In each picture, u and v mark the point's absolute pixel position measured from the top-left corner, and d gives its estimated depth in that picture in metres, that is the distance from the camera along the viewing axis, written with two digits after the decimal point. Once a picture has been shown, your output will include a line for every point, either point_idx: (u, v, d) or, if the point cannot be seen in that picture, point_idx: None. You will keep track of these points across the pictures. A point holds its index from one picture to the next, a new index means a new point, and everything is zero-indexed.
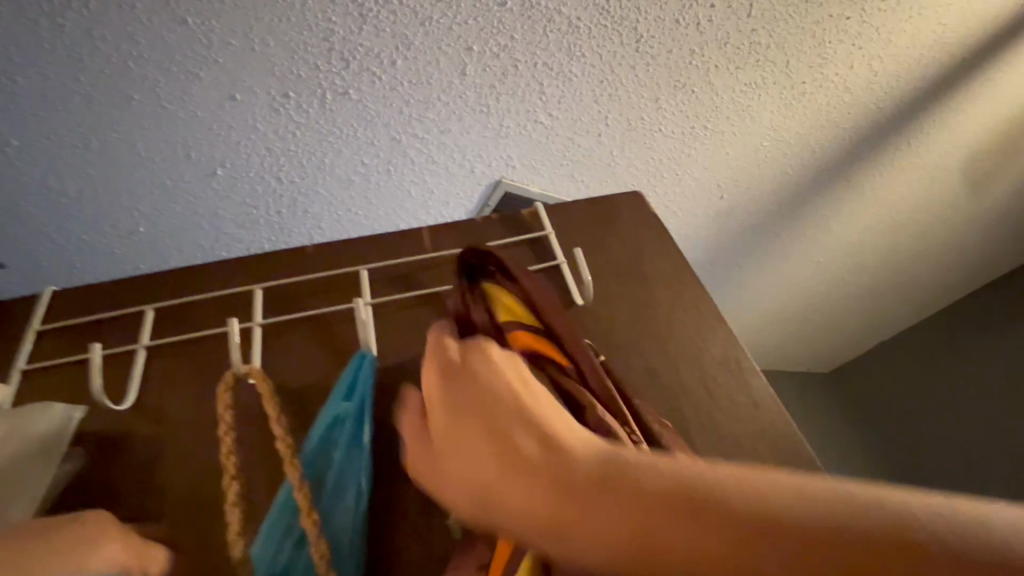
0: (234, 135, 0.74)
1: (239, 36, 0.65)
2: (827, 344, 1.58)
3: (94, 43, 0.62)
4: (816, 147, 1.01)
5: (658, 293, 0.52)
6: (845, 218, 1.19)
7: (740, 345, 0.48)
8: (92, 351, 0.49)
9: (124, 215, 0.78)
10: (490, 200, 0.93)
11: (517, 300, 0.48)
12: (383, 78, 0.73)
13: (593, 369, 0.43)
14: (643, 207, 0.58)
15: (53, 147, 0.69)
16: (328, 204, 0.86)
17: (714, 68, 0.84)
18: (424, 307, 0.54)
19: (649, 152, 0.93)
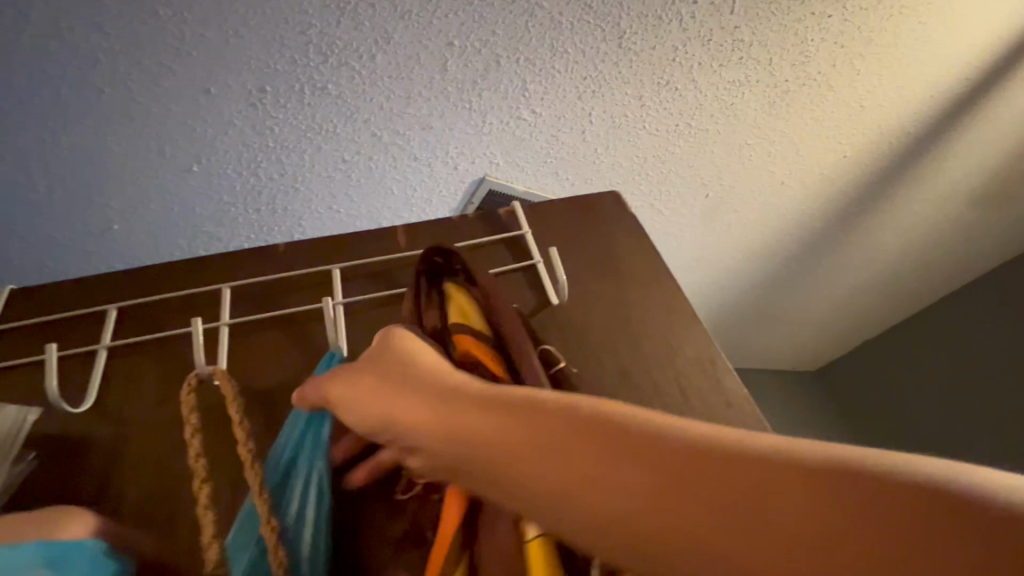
0: (210, 130, 0.72)
1: (213, 29, 0.64)
2: (812, 341, 1.59)
3: (61, 34, 0.60)
4: (801, 145, 1.02)
5: (634, 293, 0.52)
6: (830, 216, 1.20)
7: (714, 344, 0.48)
8: (47, 352, 0.48)
9: (96, 212, 0.77)
10: (473, 198, 0.93)
11: (473, 303, 0.47)
12: (363, 72, 0.72)
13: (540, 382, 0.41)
14: (621, 207, 0.58)
15: (20, 141, 0.67)
16: (307, 201, 0.85)
17: (697, 66, 0.84)
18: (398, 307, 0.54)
19: (633, 150, 0.93)
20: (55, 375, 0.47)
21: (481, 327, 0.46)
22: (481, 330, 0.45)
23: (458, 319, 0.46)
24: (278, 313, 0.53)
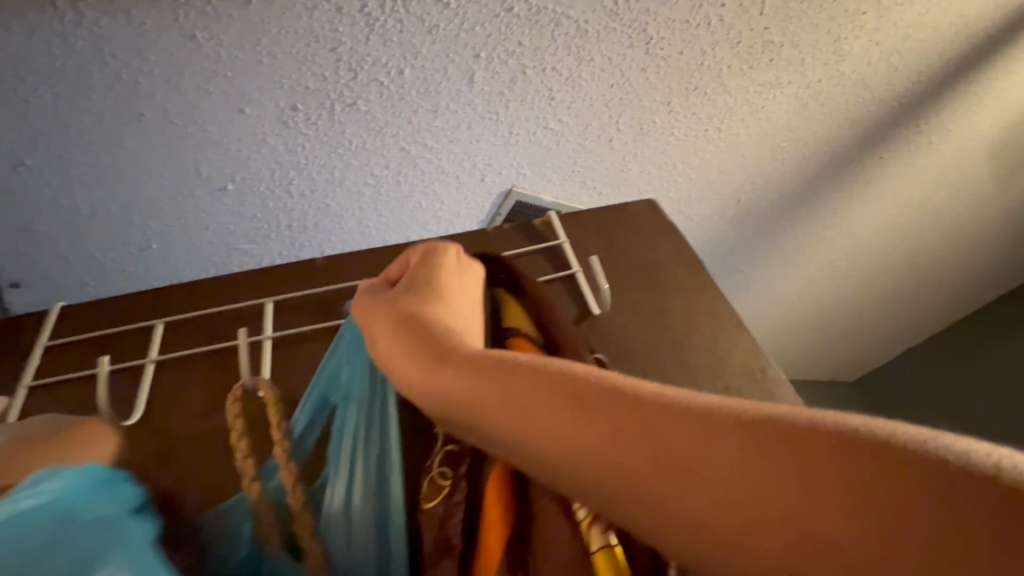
0: (243, 149, 0.74)
1: (247, 49, 0.65)
2: (852, 349, 1.53)
3: (104, 60, 0.62)
4: (835, 146, 0.99)
5: (676, 302, 0.50)
6: (866, 220, 1.16)
7: (763, 353, 0.47)
8: (100, 365, 0.49)
9: (136, 232, 0.79)
10: (500, 210, 0.92)
11: (523, 309, 0.46)
12: (392, 87, 0.73)
13: None
14: (659, 214, 0.57)
15: (64, 164, 0.69)
16: (337, 216, 0.86)
17: (726, 69, 0.82)
18: None
19: (662, 156, 0.92)
20: (106, 389, 0.48)
21: (531, 332, 0.44)
22: (531, 334, 0.44)
23: (508, 321, 0.45)
24: (319, 325, 0.53)
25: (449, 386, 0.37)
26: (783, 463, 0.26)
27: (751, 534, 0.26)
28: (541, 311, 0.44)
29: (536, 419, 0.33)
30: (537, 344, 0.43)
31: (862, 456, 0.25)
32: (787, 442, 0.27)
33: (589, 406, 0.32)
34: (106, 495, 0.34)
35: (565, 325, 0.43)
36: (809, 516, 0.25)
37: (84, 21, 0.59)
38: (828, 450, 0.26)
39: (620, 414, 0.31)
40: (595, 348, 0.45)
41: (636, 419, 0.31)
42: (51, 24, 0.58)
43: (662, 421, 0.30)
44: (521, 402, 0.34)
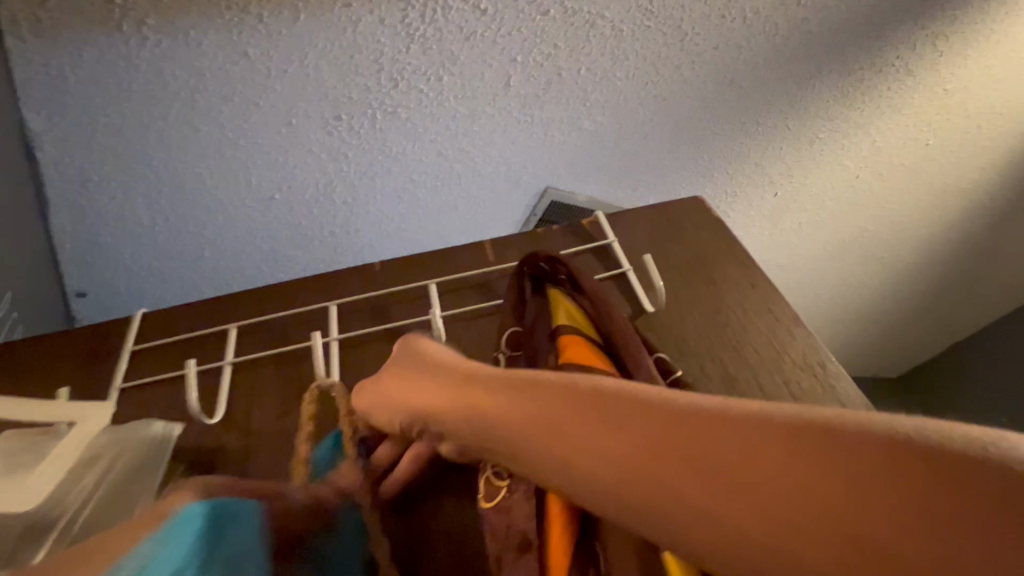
0: (291, 159, 0.77)
1: (295, 63, 0.68)
2: (895, 344, 1.49)
3: (165, 79, 0.66)
4: (876, 135, 0.96)
5: (729, 297, 0.50)
6: (908, 211, 1.12)
7: (822, 347, 0.46)
8: (188, 366, 0.51)
9: (191, 242, 0.82)
10: (536, 211, 0.93)
11: (578, 309, 0.46)
12: (430, 94, 0.74)
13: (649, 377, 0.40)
14: (708, 212, 0.57)
15: (127, 179, 0.73)
16: (379, 221, 0.88)
17: (763, 61, 0.81)
18: (495, 316, 0.54)
19: (697, 152, 0.91)
20: (194, 393, 0.50)
21: (588, 330, 0.45)
22: (589, 333, 0.44)
23: (564, 320, 0.44)
24: (381, 327, 0.55)
25: (471, 401, 0.39)
26: (818, 464, 0.25)
27: (800, 542, 0.24)
28: (600, 313, 0.45)
29: (555, 422, 0.34)
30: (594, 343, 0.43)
31: (907, 452, 0.23)
32: (815, 442, 0.26)
33: (608, 415, 0.32)
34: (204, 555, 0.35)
35: (624, 326, 0.43)
36: (852, 520, 0.24)
37: (148, 44, 0.63)
38: (860, 445, 0.25)
39: (641, 420, 0.31)
40: (657, 346, 0.45)
41: (658, 426, 0.30)
42: (118, 47, 0.62)
43: (684, 418, 0.29)
44: (543, 406, 0.35)
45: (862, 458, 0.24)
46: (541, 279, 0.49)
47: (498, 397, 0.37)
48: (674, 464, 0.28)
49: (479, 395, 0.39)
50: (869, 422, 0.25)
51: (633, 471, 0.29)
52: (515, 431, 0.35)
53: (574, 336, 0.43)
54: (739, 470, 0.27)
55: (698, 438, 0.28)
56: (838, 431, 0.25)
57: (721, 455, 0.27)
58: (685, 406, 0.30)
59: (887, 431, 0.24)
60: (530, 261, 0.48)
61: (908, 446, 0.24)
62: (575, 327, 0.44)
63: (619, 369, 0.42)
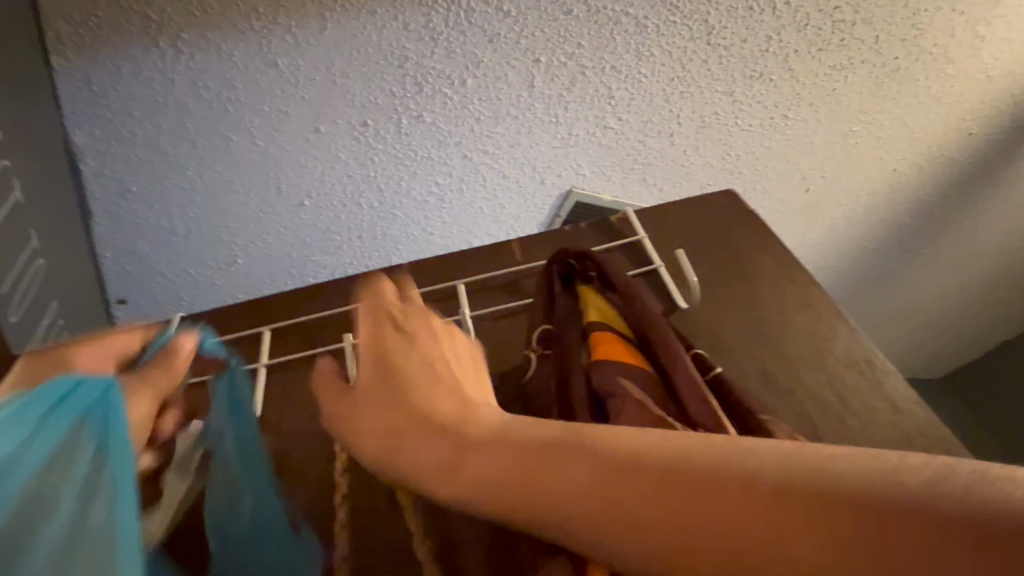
0: (319, 166, 0.78)
1: (322, 71, 0.70)
2: (942, 346, 1.41)
3: (199, 91, 0.68)
4: (914, 126, 0.93)
5: (767, 293, 0.49)
6: (952, 204, 1.07)
7: (868, 342, 0.45)
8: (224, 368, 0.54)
9: (225, 248, 0.84)
10: (560, 212, 0.92)
11: (611, 306, 0.45)
12: (455, 98, 0.75)
13: (689, 374, 0.39)
14: (742, 206, 0.55)
15: (164, 190, 0.76)
16: (405, 225, 0.88)
17: (793, 53, 0.80)
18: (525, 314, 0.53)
19: (726, 148, 0.89)
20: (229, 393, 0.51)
21: (622, 328, 0.44)
22: (623, 331, 0.44)
23: (598, 318, 0.44)
24: None
25: (482, 463, 0.37)
26: (839, 537, 0.28)
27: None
28: (634, 309, 0.44)
29: (582, 487, 0.34)
30: (629, 341, 0.43)
31: (911, 522, 0.27)
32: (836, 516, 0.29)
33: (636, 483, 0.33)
34: (50, 429, 0.35)
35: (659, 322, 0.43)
36: (811, 562, 0.28)
37: (184, 57, 0.65)
38: (876, 519, 0.28)
39: (671, 488, 0.32)
40: (694, 343, 0.44)
41: (660, 480, 0.32)
42: (155, 61, 0.65)
43: (713, 487, 0.31)
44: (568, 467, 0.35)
45: (879, 529, 0.28)
46: (570, 276, 0.48)
47: (514, 456, 0.36)
48: (705, 537, 0.30)
49: (488, 455, 0.37)
50: (874, 489, 0.29)
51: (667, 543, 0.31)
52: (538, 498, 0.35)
53: (609, 335, 0.42)
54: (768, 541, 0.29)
55: (727, 509, 0.30)
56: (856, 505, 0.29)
57: (753, 527, 0.30)
58: (711, 475, 0.31)
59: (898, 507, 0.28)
60: (560, 259, 0.48)
61: (904, 517, 0.27)
62: (609, 325, 0.44)
63: (655, 369, 0.42)
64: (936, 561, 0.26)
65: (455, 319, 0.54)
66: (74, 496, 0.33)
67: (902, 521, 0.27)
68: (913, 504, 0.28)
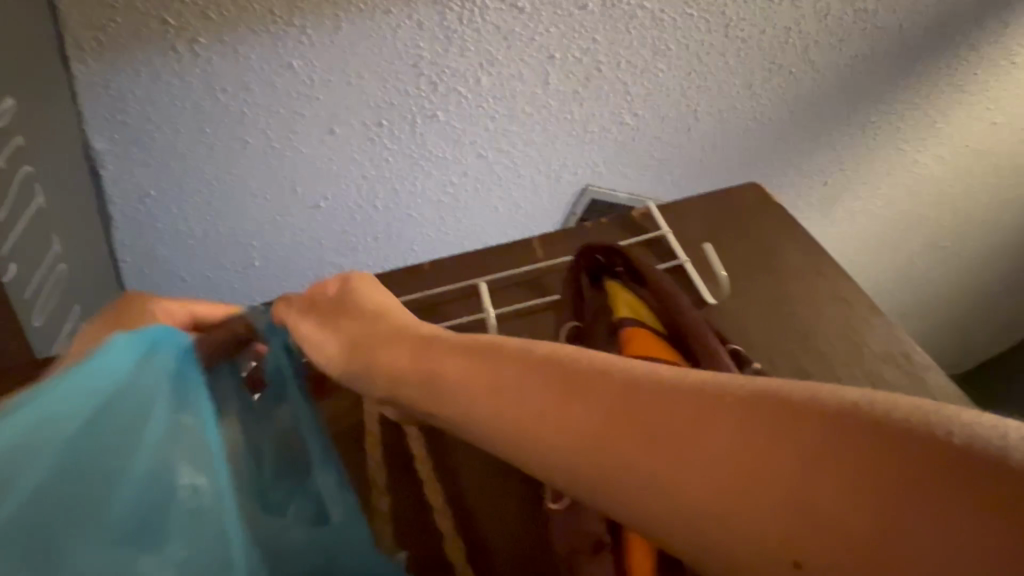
0: (334, 167, 0.78)
1: (338, 72, 0.70)
2: (968, 347, 1.37)
3: (216, 94, 0.68)
4: (937, 115, 0.90)
5: (798, 288, 0.48)
6: (978, 196, 1.04)
7: (906, 336, 0.44)
8: None
9: (241, 252, 0.85)
10: (576, 209, 0.91)
11: (641, 301, 0.44)
12: (469, 96, 0.75)
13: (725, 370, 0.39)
14: (767, 199, 0.54)
15: (182, 193, 0.76)
16: (420, 226, 0.88)
17: (811, 44, 0.78)
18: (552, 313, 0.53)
19: (744, 142, 0.87)
20: None
21: (654, 323, 0.43)
22: (655, 327, 0.43)
23: (628, 314, 0.43)
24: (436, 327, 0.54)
25: (442, 377, 0.35)
26: (825, 467, 0.23)
27: (734, 534, 0.24)
28: (665, 304, 0.43)
29: (537, 401, 0.30)
30: (662, 336, 0.42)
31: (931, 460, 0.21)
32: (830, 443, 0.23)
33: (594, 396, 0.29)
34: (148, 364, 0.39)
35: (692, 316, 0.42)
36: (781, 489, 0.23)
37: (201, 60, 0.65)
38: (883, 456, 0.22)
39: (634, 401, 0.28)
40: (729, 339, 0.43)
41: (619, 402, 0.28)
42: (173, 65, 0.65)
43: (683, 402, 0.26)
44: (526, 379, 0.32)
45: (884, 463, 0.22)
46: (597, 271, 0.47)
47: (474, 373, 0.34)
48: (657, 453, 0.26)
49: (449, 371, 0.35)
50: (896, 419, 0.22)
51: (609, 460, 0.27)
52: (490, 410, 0.32)
53: (641, 331, 0.42)
54: (729, 460, 0.24)
55: (690, 425, 0.26)
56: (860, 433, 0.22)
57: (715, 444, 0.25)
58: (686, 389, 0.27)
59: (924, 442, 0.21)
60: (587, 253, 0.47)
61: (923, 451, 0.21)
62: (640, 321, 0.43)
63: (689, 361, 0.41)
64: (952, 510, 0.20)
65: (478, 318, 0.53)
66: (161, 423, 0.38)
67: (910, 457, 0.21)
68: (946, 440, 0.21)
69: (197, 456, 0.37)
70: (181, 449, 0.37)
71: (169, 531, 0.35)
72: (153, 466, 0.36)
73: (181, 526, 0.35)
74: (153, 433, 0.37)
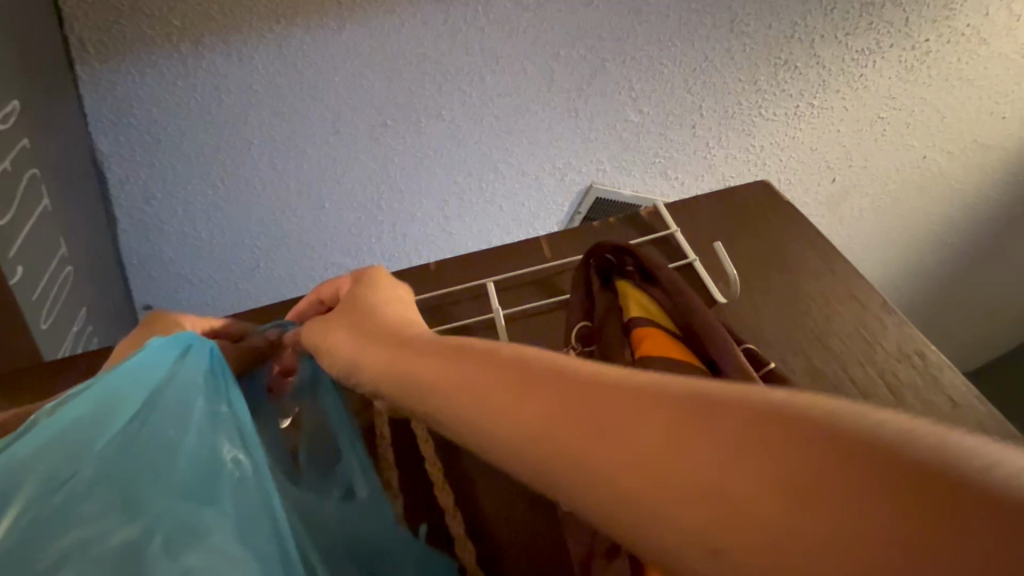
0: (339, 167, 0.78)
1: (342, 72, 0.69)
2: (975, 344, 1.36)
3: (220, 95, 0.68)
4: (946, 110, 0.90)
5: (809, 286, 0.47)
6: (987, 192, 1.03)
7: (919, 335, 0.43)
8: None
9: (247, 253, 0.85)
10: (581, 208, 0.91)
11: (653, 301, 0.44)
12: (474, 95, 0.74)
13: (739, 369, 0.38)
14: (777, 197, 0.54)
15: (187, 194, 0.76)
16: (425, 226, 0.88)
17: (818, 39, 0.77)
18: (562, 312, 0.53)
19: (749, 138, 0.87)
20: None
21: (666, 323, 0.43)
22: (667, 327, 0.42)
23: (640, 313, 0.43)
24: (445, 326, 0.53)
25: (403, 371, 0.32)
26: (780, 476, 0.18)
27: (643, 519, 0.20)
28: (679, 303, 0.43)
29: (477, 388, 0.27)
30: (675, 336, 0.42)
31: (911, 484, 0.16)
32: (792, 450, 0.18)
33: (540, 383, 0.25)
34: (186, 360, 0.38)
35: (706, 315, 0.41)
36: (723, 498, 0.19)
37: (205, 61, 0.65)
38: (852, 470, 0.17)
39: (576, 391, 0.24)
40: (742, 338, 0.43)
41: (562, 391, 0.24)
42: (178, 67, 0.65)
43: (630, 395, 0.22)
44: (473, 366, 0.28)
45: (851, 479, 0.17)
46: (608, 270, 0.47)
47: (429, 365, 0.31)
48: (588, 450, 0.22)
49: (408, 365, 0.32)
50: (877, 431, 0.18)
51: (539, 454, 0.23)
52: (432, 400, 0.29)
53: (653, 330, 0.41)
54: (665, 464, 0.20)
55: (632, 422, 0.21)
56: (829, 439, 0.18)
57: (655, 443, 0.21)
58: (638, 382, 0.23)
59: (903, 460, 0.17)
60: (597, 253, 0.47)
61: (902, 472, 0.17)
62: (652, 321, 0.42)
63: (703, 361, 0.40)
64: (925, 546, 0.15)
65: (486, 318, 0.53)
66: (202, 408, 0.36)
67: (888, 476, 0.17)
68: (935, 466, 0.16)
69: (243, 435, 0.35)
70: (226, 430, 0.35)
71: (224, 500, 0.31)
72: (200, 456, 0.33)
73: (235, 496, 0.32)
74: (193, 425, 0.35)
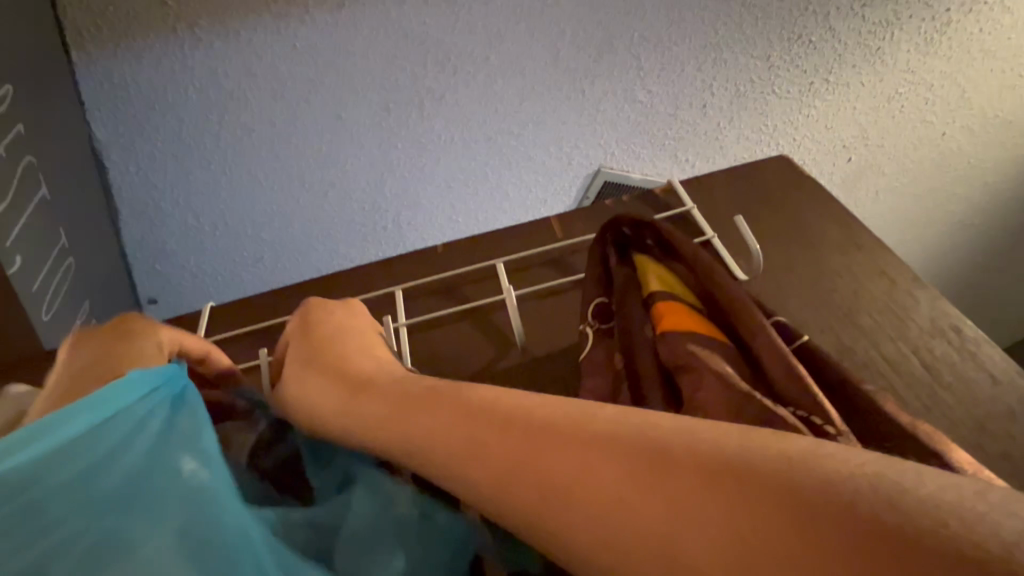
0: (342, 154, 0.76)
1: (342, 54, 0.68)
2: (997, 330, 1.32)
3: (219, 80, 0.67)
4: (965, 84, 0.87)
5: (835, 262, 0.46)
6: (1008, 170, 1.00)
7: (952, 310, 0.42)
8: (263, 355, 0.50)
9: (251, 245, 0.84)
10: (590, 191, 0.89)
11: (674, 275, 0.42)
12: (478, 76, 0.72)
13: (771, 344, 0.36)
14: (796, 171, 0.52)
15: (188, 183, 0.75)
16: (430, 214, 0.86)
17: (833, 11, 0.75)
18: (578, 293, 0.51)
19: (762, 118, 0.84)
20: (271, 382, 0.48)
21: (688, 296, 0.41)
22: (690, 300, 0.41)
23: (659, 287, 0.41)
24: (456, 309, 0.51)
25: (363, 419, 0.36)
26: (736, 526, 0.23)
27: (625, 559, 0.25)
28: (702, 275, 0.41)
29: (479, 442, 0.30)
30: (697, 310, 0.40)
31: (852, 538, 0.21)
32: (750, 508, 0.23)
33: (543, 443, 0.28)
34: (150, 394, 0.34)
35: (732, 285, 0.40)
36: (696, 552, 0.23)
37: (203, 46, 0.64)
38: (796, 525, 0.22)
39: (572, 449, 0.28)
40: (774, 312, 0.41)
41: (559, 445, 0.28)
42: (175, 52, 0.64)
43: (622, 455, 0.26)
44: (476, 421, 0.31)
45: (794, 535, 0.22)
46: (625, 246, 0.46)
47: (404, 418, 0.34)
48: (585, 501, 0.26)
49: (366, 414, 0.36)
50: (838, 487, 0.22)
51: (538, 501, 0.28)
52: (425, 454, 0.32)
53: (676, 305, 0.40)
54: (648, 514, 0.25)
55: (624, 478, 0.26)
56: (786, 500, 0.22)
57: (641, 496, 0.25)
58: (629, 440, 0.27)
59: (841, 510, 0.21)
60: (614, 228, 0.45)
61: (845, 536, 0.21)
62: (673, 294, 0.41)
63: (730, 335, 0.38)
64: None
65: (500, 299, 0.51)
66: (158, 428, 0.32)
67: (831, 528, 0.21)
68: (876, 517, 0.21)
69: (202, 448, 0.31)
70: (183, 443, 0.32)
71: (168, 515, 0.27)
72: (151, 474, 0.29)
73: (184, 514, 0.28)
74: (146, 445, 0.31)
